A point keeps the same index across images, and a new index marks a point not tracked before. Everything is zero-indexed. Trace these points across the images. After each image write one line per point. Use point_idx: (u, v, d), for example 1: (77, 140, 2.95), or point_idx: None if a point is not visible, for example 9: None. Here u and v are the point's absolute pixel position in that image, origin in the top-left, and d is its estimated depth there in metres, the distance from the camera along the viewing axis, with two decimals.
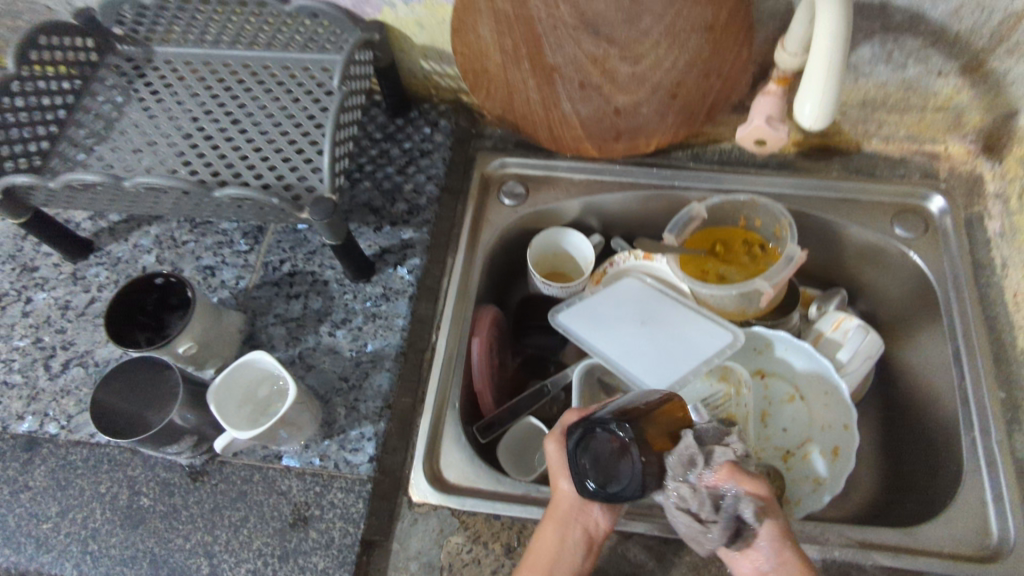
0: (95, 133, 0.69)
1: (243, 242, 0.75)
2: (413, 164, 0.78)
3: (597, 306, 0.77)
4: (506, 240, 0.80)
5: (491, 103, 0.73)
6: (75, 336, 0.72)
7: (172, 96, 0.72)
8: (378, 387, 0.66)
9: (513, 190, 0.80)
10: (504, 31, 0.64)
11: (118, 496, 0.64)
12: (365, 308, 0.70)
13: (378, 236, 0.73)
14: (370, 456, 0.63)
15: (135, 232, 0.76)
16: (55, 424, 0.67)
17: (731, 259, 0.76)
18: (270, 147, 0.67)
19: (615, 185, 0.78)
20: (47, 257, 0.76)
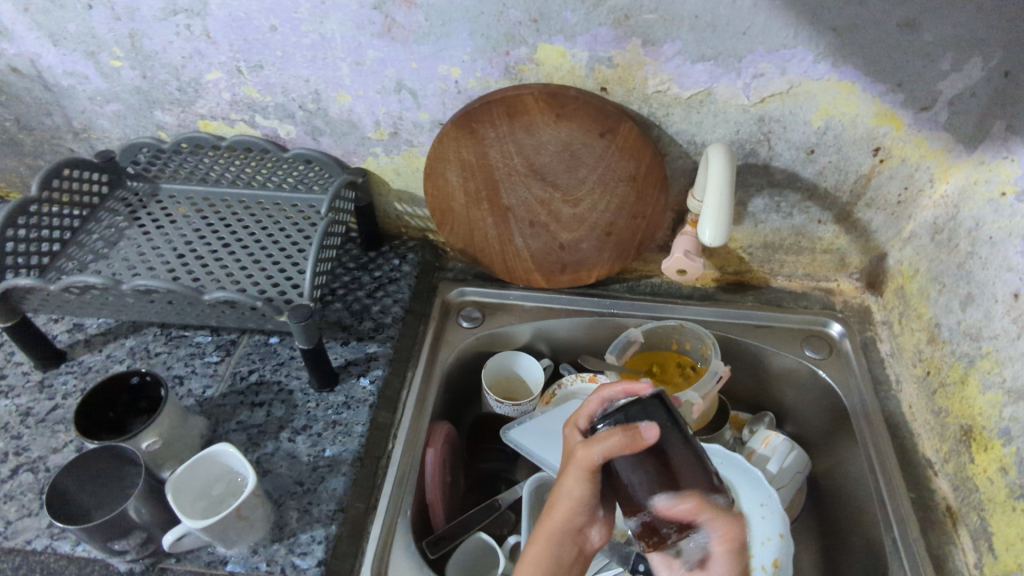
0: (95, 250, 0.77)
1: (214, 353, 0.79)
2: (382, 289, 0.87)
3: (546, 422, 0.83)
4: (462, 361, 0.87)
5: (454, 238, 0.85)
6: (31, 442, 0.71)
7: (171, 223, 0.81)
8: (333, 490, 0.67)
9: (471, 314, 0.89)
10: (467, 177, 0.77)
11: None
12: (326, 415, 0.74)
13: (345, 349, 0.80)
14: (318, 561, 0.62)
15: (110, 344, 0.80)
16: None
17: (667, 378, 0.84)
18: (256, 265, 0.75)
19: (562, 312, 0.89)
20: (18, 365, 0.78)
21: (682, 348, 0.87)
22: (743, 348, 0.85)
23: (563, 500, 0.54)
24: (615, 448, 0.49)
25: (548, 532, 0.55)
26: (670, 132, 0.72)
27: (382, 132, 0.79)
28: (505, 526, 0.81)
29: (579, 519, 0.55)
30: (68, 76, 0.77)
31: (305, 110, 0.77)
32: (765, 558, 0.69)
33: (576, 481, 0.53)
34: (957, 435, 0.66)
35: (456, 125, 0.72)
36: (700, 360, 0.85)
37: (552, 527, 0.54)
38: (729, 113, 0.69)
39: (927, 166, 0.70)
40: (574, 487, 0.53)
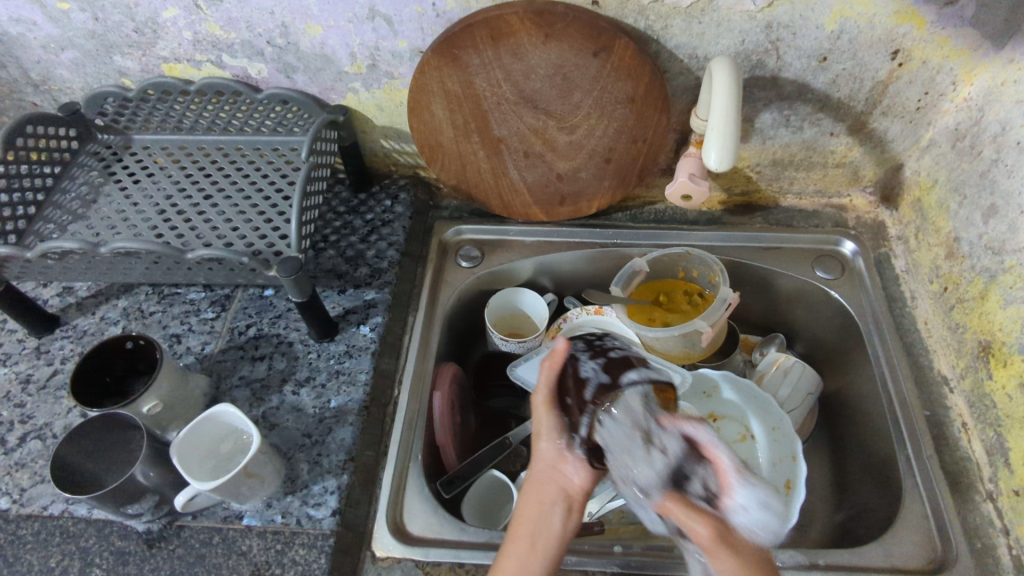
0: (72, 211, 0.73)
1: (210, 310, 0.77)
2: (375, 233, 0.84)
3: None
4: (464, 301, 0.85)
5: (445, 174, 0.81)
6: (35, 409, 0.70)
7: (149, 177, 0.77)
8: (341, 441, 0.67)
9: (469, 253, 0.86)
10: (454, 108, 0.73)
11: (68, 569, 0.60)
12: (329, 366, 0.72)
13: (342, 298, 0.78)
14: (332, 510, 0.62)
15: (102, 306, 0.78)
16: (7, 498, 0.64)
17: (674, 308, 0.83)
18: (240, 216, 0.72)
19: (564, 246, 0.86)
20: (12, 332, 0.76)
21: (689, 275, 0.84)
22: (752, 272, 0.82)
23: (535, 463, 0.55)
24: (548, 372, 0.57)
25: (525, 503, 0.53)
26: (669, 46, 0.67)
27: (359, 65, 0.73)
28: (519, 461, 0.81)
29: (549, 451, 0.54)
30: (14, 23, 0.71)
31: (275, 46, 0.72)
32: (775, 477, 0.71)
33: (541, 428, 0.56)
34: (975, 351, 0.64)
35: (438, 52, 0.67)
36: (708, 287, 0.82)
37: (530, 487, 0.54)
38: (733, 21, 0.63)
39: (950, 68, 0.64)
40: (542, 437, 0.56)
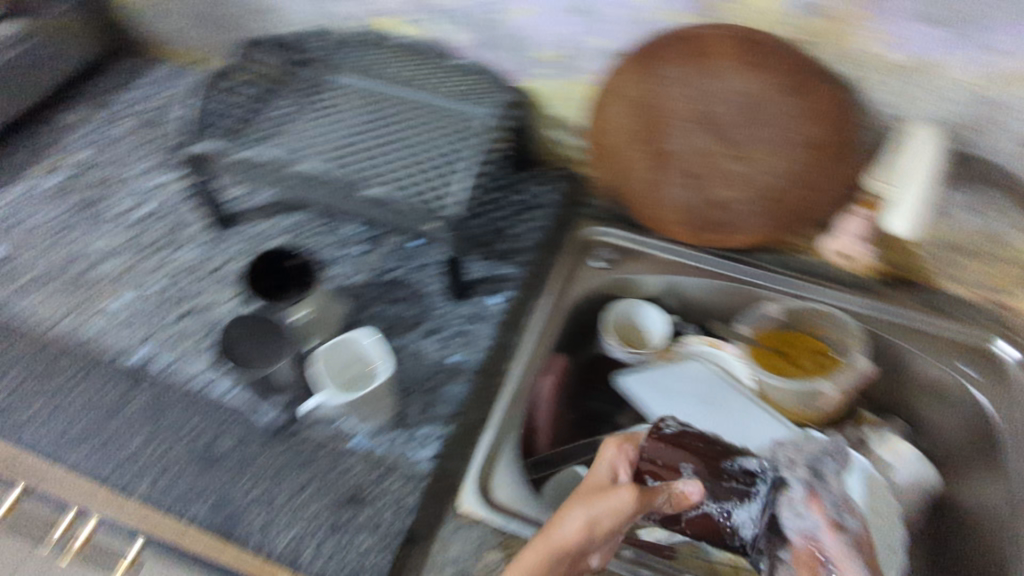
0: (268, 127, 0.80)
1: (363, 245, 0.82)
2: (523, 214, 0.87)
3: (664, 377, 0.84)
4: (589, 299, 0.88)
5: (602, 175, 0.83)
6: (203, 290, 0.78)
7: (335, 110, 0.81)
8: (453, 395, 0.71)
9: (605, 255, 0.88)
10: (634, 114, 0.76)
11: (201, 434, 0.67)
12: (456, 323, 0.76)
13: (481, 265, 0.82)
14: (432, 454, 0.67)
15: (274, 216, 0.85)
16: (166, 359, 0.72)
17: (797, 361, 0.81)
18: (415, 167, 0.76)
19: (699, 272, 0.86)
20: (196, 220, 0.84)
21: (820, 334, 0.82)
22: (886, 347, 0.79)
23: (568, 526, 0.54)
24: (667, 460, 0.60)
25: (530, 549, 0.53)
26: (868, 99, 0.68)
27: (556, 55, 0.78)
28: None
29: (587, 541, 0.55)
30: None
31: (485, 20, 0.78)
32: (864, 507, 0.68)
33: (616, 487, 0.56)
34: None
35: (635, 60, 0.73)
36: (838, 351, 0.81)
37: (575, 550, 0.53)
38: (942, 89, 0.64)
39: None
40: (613, 490, 0.56)
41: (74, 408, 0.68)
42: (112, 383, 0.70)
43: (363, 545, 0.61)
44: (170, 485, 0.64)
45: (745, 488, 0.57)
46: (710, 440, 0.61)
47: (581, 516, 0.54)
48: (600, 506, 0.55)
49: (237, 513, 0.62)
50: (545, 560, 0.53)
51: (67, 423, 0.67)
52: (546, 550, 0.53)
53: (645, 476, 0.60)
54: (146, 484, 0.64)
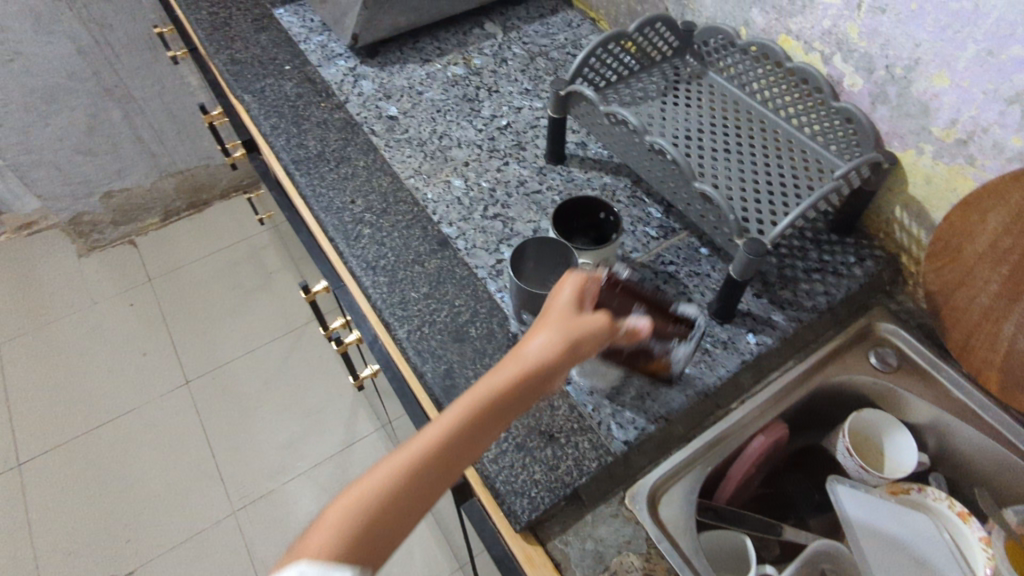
0: (633, 97, 0.87)
1: (655, 230, 0.85)
2: (820, 274, 0.82)
3: (884, 513, 0.76)
4: (843, 389, 0.81)
5: (934, 277, 0.76)
6: (513, 204, 0.87)
7: (697, 106, 0.86)
8: (670, 400, 0.71)
9: (884, 357, 0.80)
10: (1012, 231, 0.67)
11: (460, 314, 0.76)
12: (704, 340, 0.76)
13: (753, 301, 0.80)
14: (626, 439, 0.68)
15: (594, 171, 0.91)
16: (462, 243, 0.83)
17: None
18: (744, 181, 0.76)
19: (987, 429, 0.75)
20: (536, 147, 0.93)
21: None
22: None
23: (543, 344, 0.48)
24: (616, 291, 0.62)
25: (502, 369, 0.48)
26: None
27: (950, 133, 0.71)
28: (767, 550, 0.77)
29: (556, 375, 0.50)
30: None
31: (889, 73, 0.74)
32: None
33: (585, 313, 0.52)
34: None
35: None
36: None
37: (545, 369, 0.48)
38: None
39: None
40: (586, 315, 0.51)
41: (391, 244, 0.82)
42: (423, 240, 0.83)
43: (534, 475, 0.66)
44: (424, 339, 0.74)
45: (685, 331, 0.67)
46: (666, 316, 0.67)
47: (553, 334, 0.49)
48: (578, 332, 0.49)
49: (455, 389, 0.71)
50: (510, 389, 0.47)
51: (378, 252, 0.81)
52: (497, 378, 0.47)
53: (592, 306, 0.54)
54: (406, 328, 0.75)
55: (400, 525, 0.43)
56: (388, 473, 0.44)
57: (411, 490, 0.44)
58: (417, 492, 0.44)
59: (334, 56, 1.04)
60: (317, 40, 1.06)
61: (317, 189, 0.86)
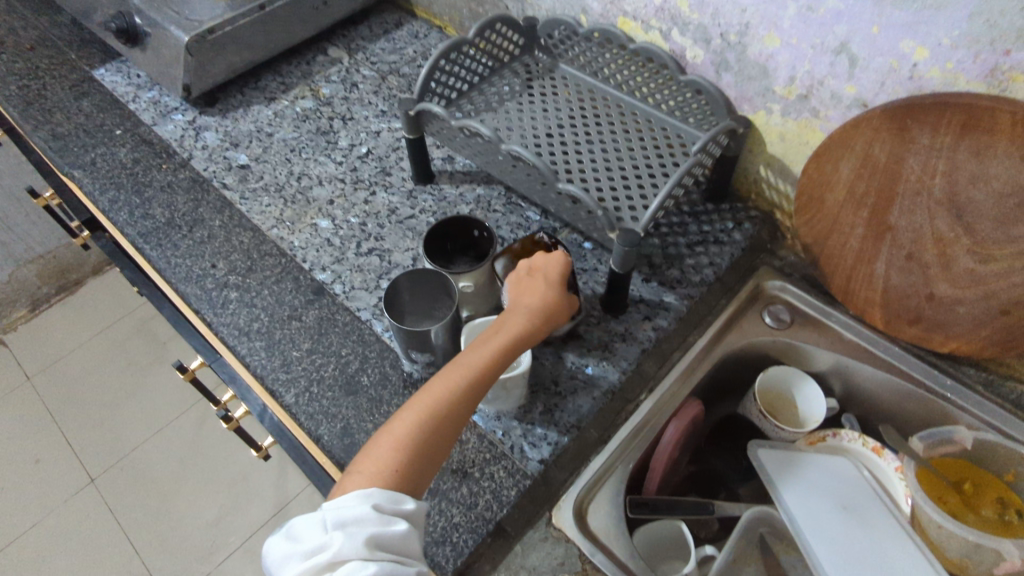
0: (489, 103, 0.84)
1: (536, 233, 0.83)
2: (703, 246, 0.83)
3: (803, 465, 0.76)
4: (746, 353, 0.81)
5: (806, 228, 0.77)
6: (387, 234, 0.83)
7: (554, 101, 0.85)
8: (578, 406, 0.70)
9: (778, 314, 0.81)
10: (864, 174, 0.68)
11: (349, 363, 0.72)
12: (602, 337, 0.75)
13: (643, 286, 0.79)
14: (541, 458, 0.66)
15: (466, 184, 0.89)
16: (339, 287, 0.78)
17: (973, 505, 0.73)
18: (609, 170, 0.75)
19: (884, 364, 0.76)
20: (402, 171, 0.90)
21: (1016, 484, 0.71)
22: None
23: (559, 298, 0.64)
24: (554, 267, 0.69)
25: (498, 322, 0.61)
26: None
27: (791, 90, 0.72)
28: (705, 529, 0.77)
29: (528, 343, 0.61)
30: None
31: (724, 40, 0.74)
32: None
33: (549, 288, 0.64)
34: None
35: (888, 115, 0.62)
36: None
37: (528, 325, 0.61)
38: None
39: None
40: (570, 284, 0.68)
41: (263, 303, 0.77)
42: (294, 292, 0.78)
43: (454, 518, 0.63)
44: (312, 398, 0.70)
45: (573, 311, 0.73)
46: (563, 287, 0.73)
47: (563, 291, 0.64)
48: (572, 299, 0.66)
49: (355, 446, 0.66)
50: (507, 348, 0.59)
51: (250, 316, 0.76)
52: (495, 333, 0.60)
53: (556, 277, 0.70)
54: (294, 391, 0.70)
55: (426, 464, 0.54)
56: (421, 414, 0.55)
57: (439, 422, 0.55)
58: (445, 425, 0.55)
59: (169, 112, 0.96)
60: (147, 96, 0.98)
61: (171, 259, 0.79)
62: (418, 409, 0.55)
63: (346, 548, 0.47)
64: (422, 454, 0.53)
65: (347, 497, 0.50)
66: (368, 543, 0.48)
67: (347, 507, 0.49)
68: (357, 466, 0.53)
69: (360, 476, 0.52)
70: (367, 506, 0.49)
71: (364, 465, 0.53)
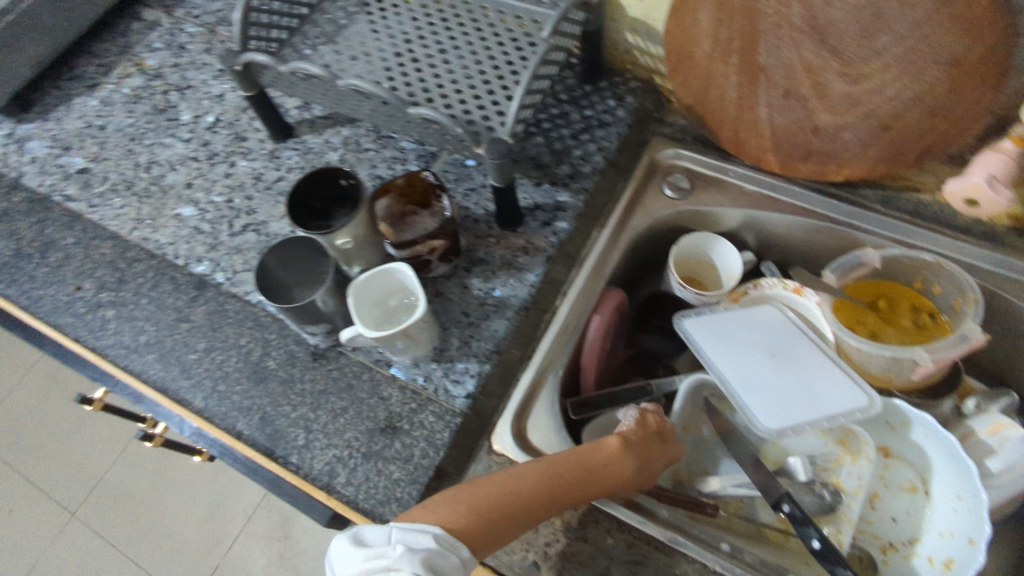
0: (326, 34, 0.76)
1: (415, 163, 0.78)
2: (588, 133, 0.79)
3: (728, 322, 0.75)
4: (654, 231, 0.80)
5: (683, 90, 0.74)
6: (258, 206, 0.77)
7: (396, 14, 0.76)
8: (494, 331, 0.68)
9: (678, 183, 0.78)
10: (724, 19, 0.65)
11: (251, 351, 0.69)
12: (503, 255, 0.72)
13: (535, 191, 0.75)
14: (467, 392, 0.65)
15: (329, 129, 0.82)
16: (223, 274, 0.73)
17: (892, 321, 0.72)
18: (467, 79, 0.68)
19: (788, 208, 0.75)
20: (257, 132, 0.82)
21: (927, 290, 0.72)
22: (998, 306, 0.69)
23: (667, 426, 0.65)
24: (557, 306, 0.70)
25: (630, 467, 0.59)
26: None
27: None
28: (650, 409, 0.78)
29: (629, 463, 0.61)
30: None
31: None
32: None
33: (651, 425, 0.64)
34: None
35: None
36: (946, 311, 0.70)
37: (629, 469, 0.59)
38: None
39: None
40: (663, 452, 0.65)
41: (145, 314, 0.72)
42: (175, 293, 0.73)
43: (393, 474, 0.62)
44: (223, 397, 0.67)
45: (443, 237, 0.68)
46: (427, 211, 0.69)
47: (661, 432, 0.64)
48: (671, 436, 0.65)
49: (279, 432, 0.65)
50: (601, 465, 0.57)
51: (136, 331, 0.71)
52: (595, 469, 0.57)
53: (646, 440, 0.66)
54: (202, 394, 0.67)
55: (493, 533, 0.51)
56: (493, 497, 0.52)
57: (521, 513, 0.52)
58: (503, 528, 0.51)
59: None
60: None
61: (33, 294, 0.73)
62: (495, 491, 0.52)
63: (396, 566, 0.45)
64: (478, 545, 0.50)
65: (416, 523, 0.49)
66: (422, 564, 0.46)
67: (413, 532, 0.48)
68: (438, 501, 0.51)
69: (439, 513, 0.50)
70: (392, 528, 0.48)
71: (440, 508, 0.50)
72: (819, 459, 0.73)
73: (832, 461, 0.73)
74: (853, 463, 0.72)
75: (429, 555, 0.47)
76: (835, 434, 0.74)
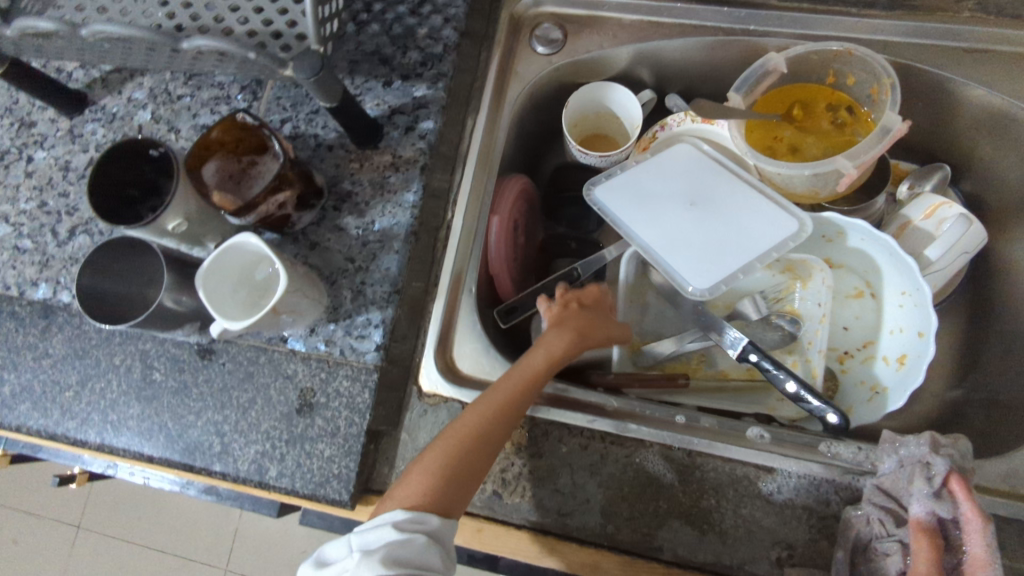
0: None
1: (241, 97, 0.65)
2: (429, 3, 0.65)
3: (640, 180, 0.67)
4: (538, 98, 0.69)
5: None
6: (78, 201, 0.65)
7: None
8: (386, 270, 0.59)
9: (548, 35, 0.67)
10: None
11: (132, 368, 0.61)
12: (372, 179, 0.61)
13: (387, 93, 0.63)
14: (377, 344, 0.57)
15: (128, 83, 0.68)
16: (68, 293, 0.63)
17: (810, 126, 0.63)
18: None
19: (676, 31, 0.64)
20: (43, 111, 0.69)
21: (841, 83, 0.63)
22: (921, 79, 0.61)
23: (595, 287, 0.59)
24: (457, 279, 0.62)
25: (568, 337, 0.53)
26: None
27: None
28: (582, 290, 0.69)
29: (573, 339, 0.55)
30: None
31: None
32: (879, 378, 0.64)
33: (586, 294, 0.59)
34: None
35: None
36: (866, 103, 0.62)
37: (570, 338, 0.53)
38: None
39: None
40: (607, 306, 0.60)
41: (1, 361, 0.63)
42: (23, 329, 0.63)
43: (325, 453, 0.55)
44: (117, 427, 0.59)
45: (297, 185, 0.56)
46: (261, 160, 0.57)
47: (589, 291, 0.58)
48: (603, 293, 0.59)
49: (193, 445, 0.58)
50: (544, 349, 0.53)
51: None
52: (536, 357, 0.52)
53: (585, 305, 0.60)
54: (94, 430, 0.59)
55: (462, 478, 0.47)
56: (449, 440, 0.48)
57: (490, 439, 0.48)
58: (470, 464, 0.47)
59: None
60: None
61: None
62: (451, 435, 0.48)
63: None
64: (453, 490, 0.46)
65: (379, 517, 0.45)
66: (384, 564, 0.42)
67: (371, 531, 0.44)
68: (402, 481, 0.48)
69: (402, 495, 0.46)
70: (350, 539, 0.45)
71: (403, 488, 0.47)
72: (769, 293, 0.69)
73: (781, 291, 0.68)
74: (805, 289, 0.67)
75: (394, 548, 0.43)
76: (779, 263, 0.68)
